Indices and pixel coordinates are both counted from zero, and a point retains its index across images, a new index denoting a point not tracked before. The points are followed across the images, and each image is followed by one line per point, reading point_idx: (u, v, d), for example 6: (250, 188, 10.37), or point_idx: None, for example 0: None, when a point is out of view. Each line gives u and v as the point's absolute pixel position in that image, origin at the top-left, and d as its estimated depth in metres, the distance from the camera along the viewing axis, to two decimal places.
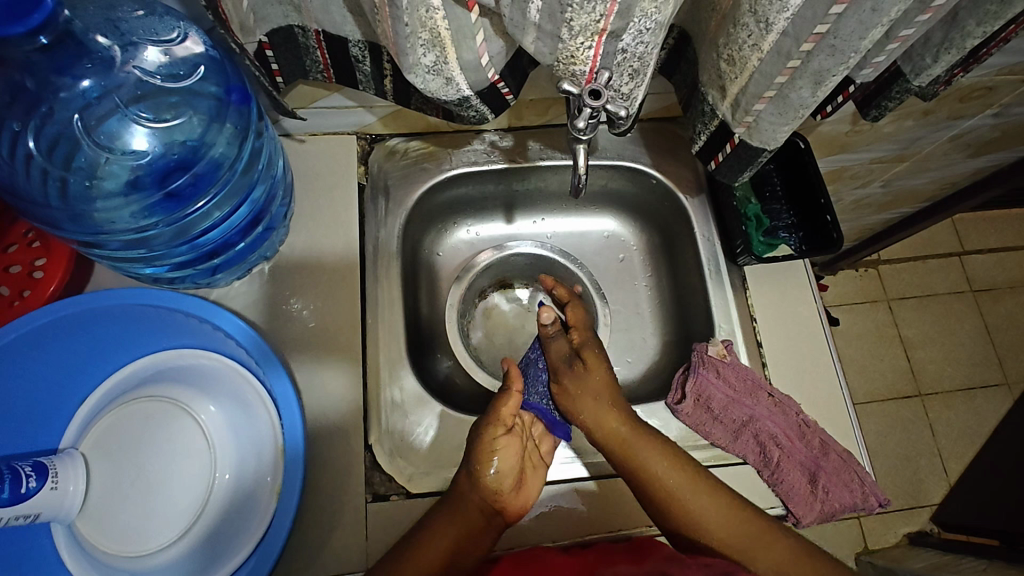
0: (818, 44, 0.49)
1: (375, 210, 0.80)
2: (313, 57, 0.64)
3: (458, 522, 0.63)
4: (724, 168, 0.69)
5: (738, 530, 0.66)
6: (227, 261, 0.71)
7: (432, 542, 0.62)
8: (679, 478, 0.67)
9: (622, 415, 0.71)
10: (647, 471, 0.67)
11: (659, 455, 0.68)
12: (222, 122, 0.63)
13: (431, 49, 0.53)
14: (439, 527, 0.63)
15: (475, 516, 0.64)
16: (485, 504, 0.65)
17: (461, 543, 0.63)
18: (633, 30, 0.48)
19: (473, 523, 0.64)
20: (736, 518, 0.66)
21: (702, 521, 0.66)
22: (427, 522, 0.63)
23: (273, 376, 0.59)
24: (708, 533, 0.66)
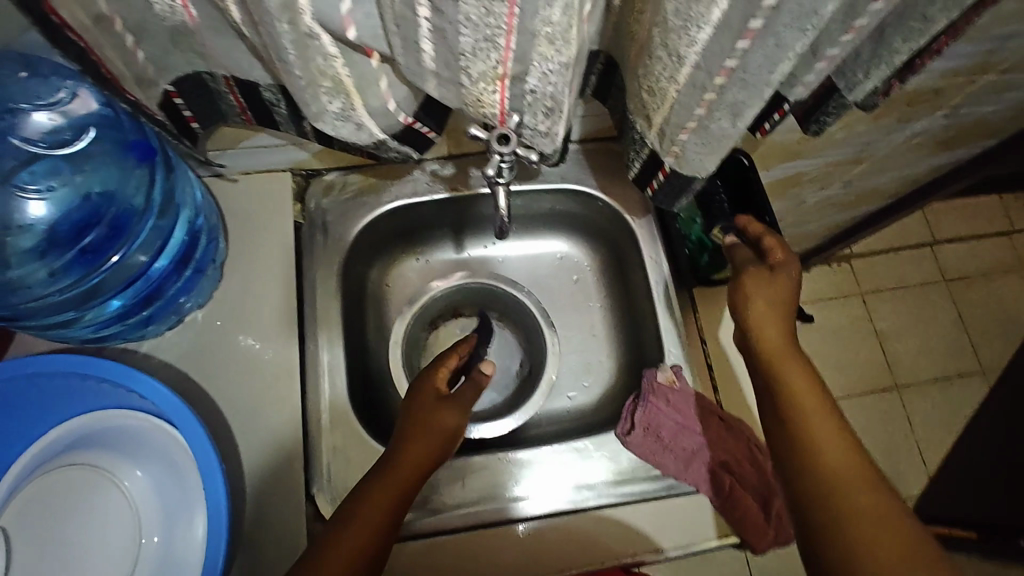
0: (730, 78, 0.48)
1: (314, 248, 0.77)
2: (228, 102, 0.62)
3: (390, 481, 0.61)
4: (660, 194, 0.68)
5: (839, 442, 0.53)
6: (159, 312, 0.68)
7: (363, 509, 0.59)
8: (817, 416, 0.55)
9: (783, 326, 0.62)
10: (799, 411, 0.56)
11: (826, 403, 0.56)
12: (131, 172, 0.63)
13: (336, 96, 0.50)
14: (367, 499, 0.60)
15: (409, 467, 0.63)
16: (420, 455, 0.64)
17: (393, 504, 0.60)
18: (536, 72, 0.46)
19: (406, 477, 0.62)
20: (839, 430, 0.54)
21: (824, 448, 0.53)
22: (355, 498, 0.60)
23: (194, 437, 0.57)
24: (804, 431, 0.55)
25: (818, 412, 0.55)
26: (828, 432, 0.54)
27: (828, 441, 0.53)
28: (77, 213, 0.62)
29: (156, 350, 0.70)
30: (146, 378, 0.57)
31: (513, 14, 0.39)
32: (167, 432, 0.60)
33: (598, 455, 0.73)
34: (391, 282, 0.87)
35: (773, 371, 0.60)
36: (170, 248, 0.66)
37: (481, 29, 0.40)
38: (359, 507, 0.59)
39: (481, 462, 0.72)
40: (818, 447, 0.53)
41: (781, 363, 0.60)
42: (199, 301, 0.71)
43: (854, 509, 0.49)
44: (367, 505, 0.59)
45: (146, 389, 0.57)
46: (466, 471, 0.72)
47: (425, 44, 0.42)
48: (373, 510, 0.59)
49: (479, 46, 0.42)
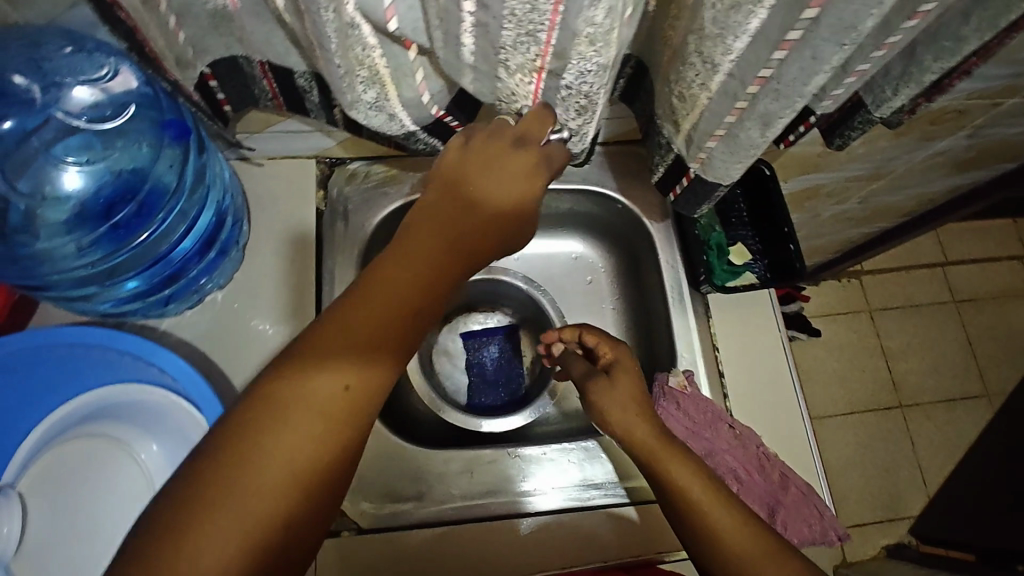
0: (763, 88, 0.48)
1: (334, 235, 0.78)
2: (261, 86, 0.62)
3: (358, 333, 0.44)
4: (682, 201, 0.69)
5: (711, 494, 0.55)
6: (180, 291, 0.69)
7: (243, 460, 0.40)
8: (688, 479, 0.56)
9: (654, 429, 0.62)
10: (668, 476, 0.57)
11: (693, 471, 0.57)
12: (163, 152, 0.63)
13: (371, 86, 0.51)
14: (320, 347, 0.44)
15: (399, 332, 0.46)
16: (433, 289, 0.48)
17: (361, 383, 0.44)
18: (572, 71, 0.47)
19: (406, 299, 0.46)
20: (723, 500, 0.54)
21: (715, 522, 0.53)
22: (309, 337, 0.45)
23: (212, 417, 0.58)
24: (701, 509, 0.54)
25: (689, 486, 0.56)
26: (706, 498, 0.55)
27: (730, 526, 0.52)
28: (109, 188, 0.62)
29: (176, 328, 0.71)
30: (168, 354, 0.58)
31: (557, 12, 0.40)
32: (186, 412, 0.60)
33: (606, 457, 0.73)
34: None
35: (662, 470, 0.58)
36: (197, 229, 0.67)
37: (524, 24, 0.41)
38: (319, 350, 0.44)
39: (488, 456, 0.73)
40: (708, 512, 0.54)
41: (668, 463, 0.58)
42: (219, 282, 0.72)
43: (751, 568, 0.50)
44: (309, 369, 0.43)
45: (171, 366, 0.58)
46: (473, 463, 0.72)
47: (465, 39, 0.43)
48: (323, 394, 0.43)
49: (520, 40, 0.42)
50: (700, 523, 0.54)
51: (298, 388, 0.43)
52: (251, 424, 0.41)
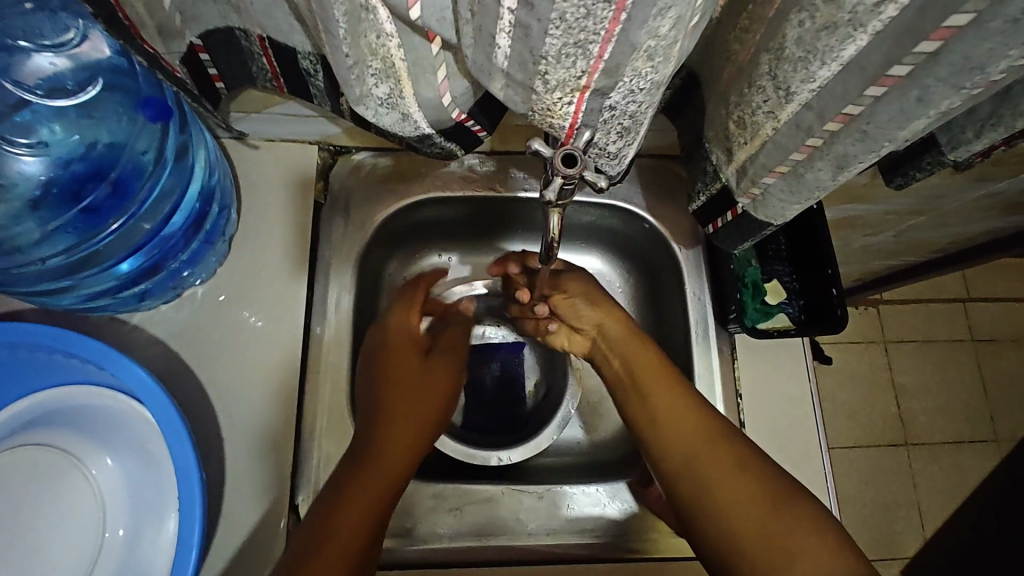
0: (847, 126, 0.41)
1: (331, 232, 0.71)
2: (259, 64, 0.55)
3: (376, 468, 0.58)
4: (723, 234, 0.61)
5: (698, 424, 0.60)
6: (155, 287, 0.62)
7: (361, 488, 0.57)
8: (679, 409, 0.61)
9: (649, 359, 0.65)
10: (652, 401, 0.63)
11: (674, 398, 0.62)
12: (143, 131, 0.57)
13: (384, 80, 0.44)
14: (365, 480, 0.57)
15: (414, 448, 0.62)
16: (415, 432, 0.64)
17: (372, 505, 0.56)
18: (623, 88, 0.39)
19: (415, 431, 0.63)
20: (709, 436, 0.59)
21: (699, 457, 0.58)
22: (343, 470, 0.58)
23: (175, 436, 0.52)
24: (682, 439, 0.60)
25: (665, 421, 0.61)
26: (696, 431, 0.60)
27: (715, 452, 0.58)
28: (78, 166, 0.57)
29: (148, 325, 0.64)
30: (117, 355, 0.53)
31: (617, 21, 0.32)
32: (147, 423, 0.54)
33: (609, 505, 0.67)
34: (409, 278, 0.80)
35: (643, 396, 0.63)
36: (177, 219, 0.59)
37: (573, 32, 0.33)
38: (344, 497, 0.56)
39: (479, 491, 0.67)
40: (700, 453, 0.58)
41: (649, 390, 0.63)
42: (200, 277, 0.65)
43: (725, 487, 0.56)
44: (353, 496, 0.56)
45: (127, 374, 0.53)
46: (463, 499, 0.67)
47: (500, 40, 0.35)
48: (356, 513, 0.55)
49: (566, 51, 0.34)
50: (688, 458, 0.59)
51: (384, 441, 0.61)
52: (322, 539, 0.52)
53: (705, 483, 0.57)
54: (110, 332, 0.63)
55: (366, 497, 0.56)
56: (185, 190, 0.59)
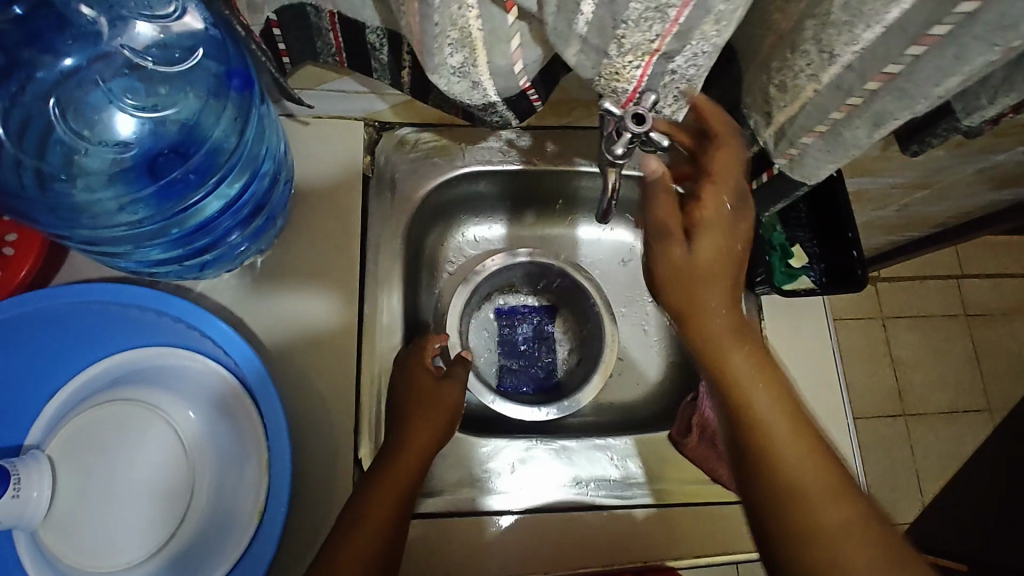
0: (886, 85, 0.45)
1: (379, 206, 0.74)
2: (324, 39, 0.58)
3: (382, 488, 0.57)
4: (756, 197, 0.65)
5: (788, 421, 0.50)
6: (220, 257, 0.66)
7: None
8: (778, 396, 0.51)
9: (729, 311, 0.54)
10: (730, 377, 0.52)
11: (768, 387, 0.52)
12: (216, 104, 0.59)
13: (459, 49, 0.47)
14: (377, 494, 0.57)
15: (420, 452, 0.61)
16: (422, 452, 0.61)
17: (374, 542, 0.54)
18: (688, 52, 0.43)
19: (420, 448, 0.61)
20: (809, 446, 0.50)
21: (783, 453, 0.49)
22: (357, 500, 0.57)
23: (257, 385, 0.55)
24: (781, 440, 0.50)
25: (763, 407, 0.51)
26: (813, 448, 0.50)
27: (807, 465, 0.49)
28: (160, 140, 0.60)
29: (214, 292, 0.68)
30: (200, 314, 0.55)
31: None
32: (229, 385, 0.57)
33: (632, 464, 0.72)
34: (448, 251, 0.85)
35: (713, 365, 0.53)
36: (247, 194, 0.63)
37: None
38: (367, 506, 0.56)
39: (521, 446, 0.71)
40: (781, 436, 0.50)
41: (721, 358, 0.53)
42: (260, 247, 0.69)
43: (795, 480, 0.48)
44: None
45: (222, 337, 0.55)
46: (513, 454, 0.71)
47: (585, 6, 0.39)
48: (364, 548, 0.54)
49: (646, 15, 0.39)
50: (760, 436, 0.50)
51: (360, 519, 0.55)
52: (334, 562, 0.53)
53: (794, 467, 0.49)
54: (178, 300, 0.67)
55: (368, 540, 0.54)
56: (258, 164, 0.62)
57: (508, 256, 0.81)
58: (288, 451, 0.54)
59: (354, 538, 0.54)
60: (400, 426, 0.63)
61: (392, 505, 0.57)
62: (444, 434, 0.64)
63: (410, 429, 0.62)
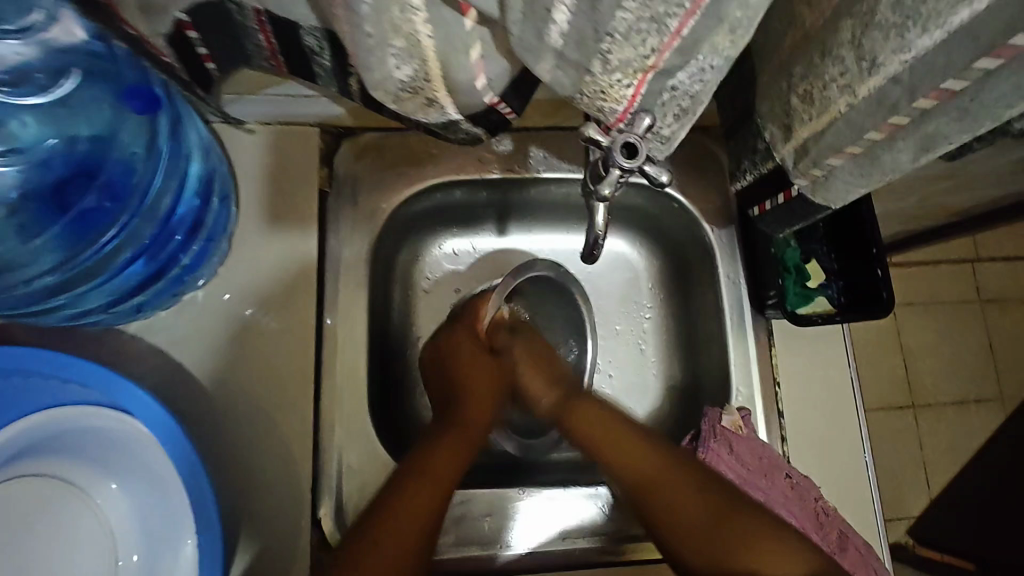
0: (943, 104, 0.36)
1: (340, 225, 0.66)
2: (255, 42, 0.49)
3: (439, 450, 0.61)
4: (769, 218, 0.56)
5: (665, 474, 0.61)
6: (154, 295, 0.58)
7: (383, 531, 0.54)
8: (645, 470, 0.61)
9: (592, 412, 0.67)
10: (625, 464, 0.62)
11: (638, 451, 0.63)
12: (128, 130, 0.54)
13: (407, 60, 0.38)
14: (416, 479, 0.57)
15: (470, 425, 0.65)
16: (477, 421, 0.67)
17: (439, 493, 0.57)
18: (692, 67, 0.34)
19: (473, 421, 0.66)
20: (711, 508, 0.58)
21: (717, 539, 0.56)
22: (396, 475, 0.58)
23: (175, 446, 0.48)
24: (669, 508, 0.59)
25: (636, 464, 0.62)
26: (693, 494, 0.59)
27: (697, 509, 0.58)
28: (60, 174, 0.54)
29: (150, 334, 0.60)
30: (106, 372, 0.48)
31: None
32: (148, 448, 0.50)
33: (625, 510, 0.65)
34: (422, 268, 0.76)
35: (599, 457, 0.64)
36: (170, 215, 0.55)
37: (652, 3, 0.28)
38: (423, 464, 0.59)
39: (508, 495, 0.64)
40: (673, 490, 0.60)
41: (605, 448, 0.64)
42: (203, 278, 0.61)
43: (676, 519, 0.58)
44: (383, 533, 0.54)
45: (133, 401, 0.48)
46: (494, 504, 0.64)
47: (558, 14, 0.30)
48: (424, 494, 0.57)
49: (638, 26, 0.30)
50: (647, 491, 0.60)
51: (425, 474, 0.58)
52: (394, 510, 0.55)
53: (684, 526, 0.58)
54: (109, 343, 0.59)
55: (428, 495, 0.57)
56: (183, 183, 0.56)
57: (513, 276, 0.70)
58: (215, 515, 0.48)
59: (395, 514, 0.55)
60: (453, 398, 0.68)
61: (452, 463, 0.60)
62: (496, 392, 0.71)
63: (467, 398, 0.68)
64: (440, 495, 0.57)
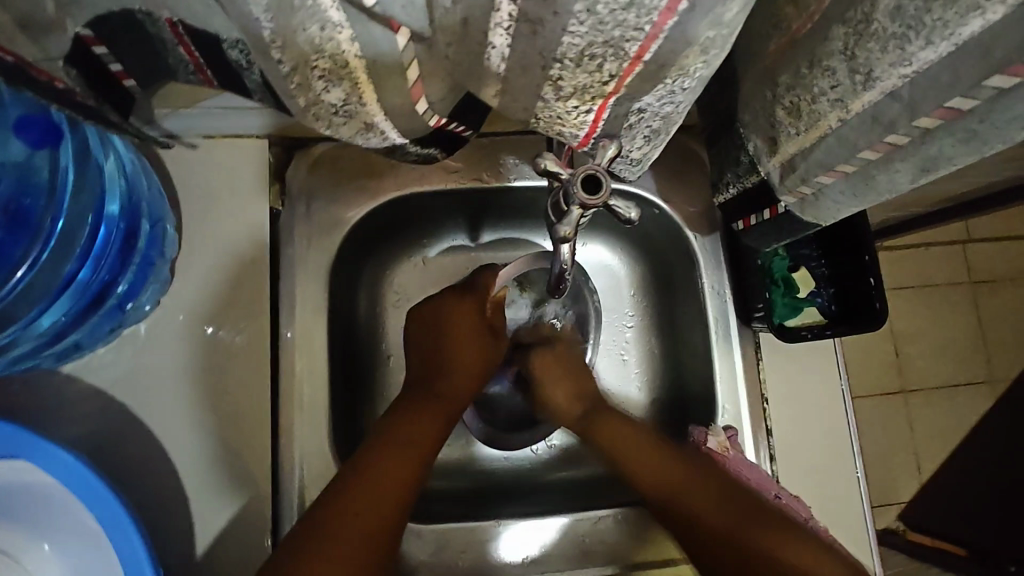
0: (948, 124, 0.31)
1: (293, 245, 0.60)
2: (176, 55, 0.43)
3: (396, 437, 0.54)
4: (755, 232, 0.52)
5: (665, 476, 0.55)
6: (91, 331, 0.53)
7: (327, 532, 0.47)
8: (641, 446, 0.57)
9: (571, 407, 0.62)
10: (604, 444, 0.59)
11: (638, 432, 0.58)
12: (29, 160, 0.50)
13: (335, 83, 0.33)
14: (371, 466, 0.51)
15: (437, 404, 0.58)
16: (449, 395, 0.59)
17: (391, 490, 0.50)
18: (661, 90, 0.29)
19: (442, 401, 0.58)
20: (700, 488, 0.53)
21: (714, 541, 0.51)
22: (356, 460, 0.52)
23: (96, 498, 0.46)
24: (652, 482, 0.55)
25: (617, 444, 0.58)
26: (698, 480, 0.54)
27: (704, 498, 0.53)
28: None
29: (86, 375, 0.55)
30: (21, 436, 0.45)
31: (671, 12, 0.23)
32: (73, 504, 0.47)
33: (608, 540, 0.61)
34: (389, 285, 0.71)
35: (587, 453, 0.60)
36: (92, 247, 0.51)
37: (604, 28, 0.24)
38: (374, 457, 0.52)
39: (487, 527, 0.60)
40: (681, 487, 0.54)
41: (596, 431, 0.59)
42: (148, 304, 0.55)
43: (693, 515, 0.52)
44: (328, 536, 0.47)
45: (57, 465, 0.45)
46: (468, 540, 0.60)
47: (496, 38, 0.26)
48: (376, 486, 0.50)
49: (590, 52, 0.25)
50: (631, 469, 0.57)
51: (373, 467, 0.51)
52: (343, 507, 0.48)
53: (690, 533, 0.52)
54: (41, 386, 0.54)
55: (379, 490, 0.50)
56: (100, 207, 0.51)
57: (530, 260, 0.63)
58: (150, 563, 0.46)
59: (358, 505, 0.49)
60: (435, 371, 0.60)
61: (413, 452, 0.53)
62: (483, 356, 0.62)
63: (449, 372, 0.60)
64: (394, 490, 0.50)
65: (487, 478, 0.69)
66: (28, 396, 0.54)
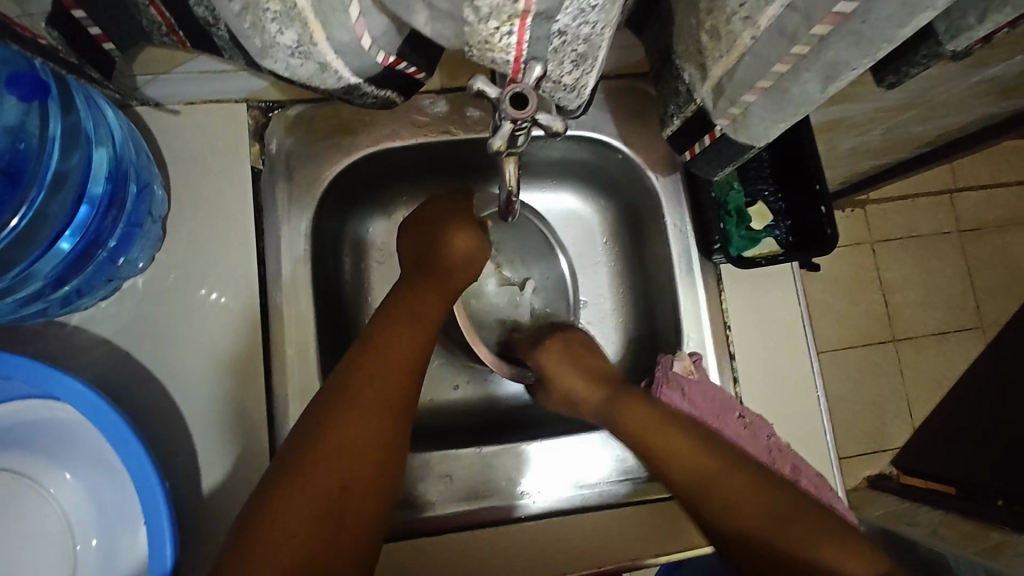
0: (838, 28, 0.34)
1: (275, 202, 0.64)
2: (148, 16, 0.47)
3: (383, 362, 0.55)
4: (701, 160, 0.56)
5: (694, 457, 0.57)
6: (88, 283, 0.57)
7: (321, 449, 0.49)
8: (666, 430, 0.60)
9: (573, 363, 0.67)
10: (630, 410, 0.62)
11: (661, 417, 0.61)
12: (22, 118, 0.53)
13: (289, 24, 0.37)
14: (360, 386, 0.53)
15: (422, 328, 0.60)
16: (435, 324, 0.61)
17: (381, 412, 0.52)
18: (572, 8, 0.33)
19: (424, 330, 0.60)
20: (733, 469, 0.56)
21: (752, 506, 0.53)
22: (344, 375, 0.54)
23: (102, 422, 0.50)
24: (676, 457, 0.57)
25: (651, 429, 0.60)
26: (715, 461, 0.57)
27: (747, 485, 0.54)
28: None
29: (89, 325, 0.60)
30: (24, 363, 0.49)
31: None
32: (84, 427, 0.52)
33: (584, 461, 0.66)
34: (371, 242, 0.75)
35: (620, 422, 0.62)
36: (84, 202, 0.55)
37: None
38: (360, 378, 0.54)
39: (470, 454, 0.65)
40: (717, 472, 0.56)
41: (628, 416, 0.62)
42: (141, 260, 0.60)
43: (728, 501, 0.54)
44: (320, 456, 0.49)
45: (64, 395, 0.50)
46: (452, 468, 0.65)
47: None
48: (363, 406, 0.52)
49: None
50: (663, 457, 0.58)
51: (359, 388, 0.53)
52: (330, 430, 0.50)
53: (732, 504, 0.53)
54: (49, 336, 0.59)
55: (367, 408, 0.52)
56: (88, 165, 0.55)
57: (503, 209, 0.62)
58: (153, 478, 0.50)
59: (347, 421, 0.51)
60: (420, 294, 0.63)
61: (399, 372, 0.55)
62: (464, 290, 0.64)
63: (432, 294, 0.63)
64: (381, 405, 0.53)
65: (470, 415, 0.73)
66: (37, 346, 0.59)
